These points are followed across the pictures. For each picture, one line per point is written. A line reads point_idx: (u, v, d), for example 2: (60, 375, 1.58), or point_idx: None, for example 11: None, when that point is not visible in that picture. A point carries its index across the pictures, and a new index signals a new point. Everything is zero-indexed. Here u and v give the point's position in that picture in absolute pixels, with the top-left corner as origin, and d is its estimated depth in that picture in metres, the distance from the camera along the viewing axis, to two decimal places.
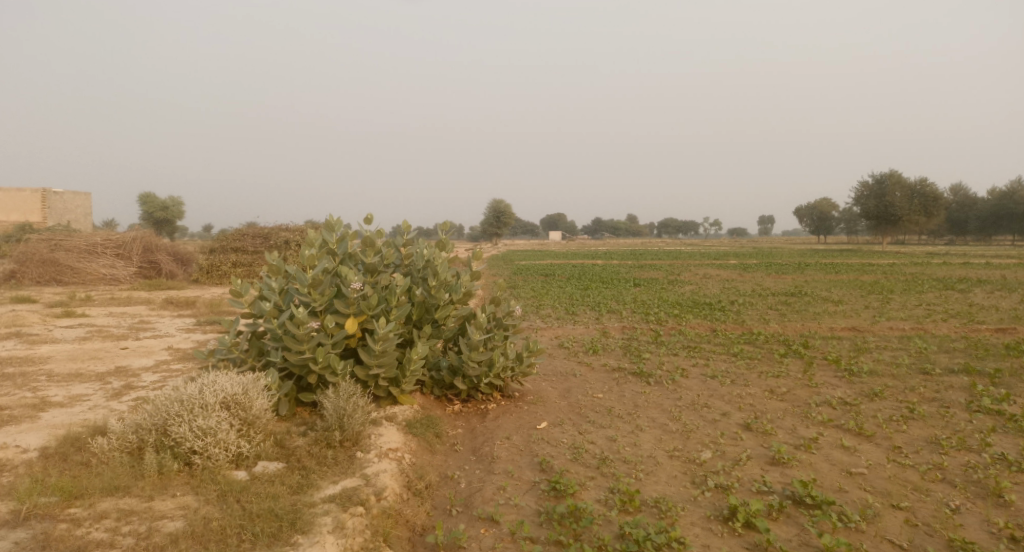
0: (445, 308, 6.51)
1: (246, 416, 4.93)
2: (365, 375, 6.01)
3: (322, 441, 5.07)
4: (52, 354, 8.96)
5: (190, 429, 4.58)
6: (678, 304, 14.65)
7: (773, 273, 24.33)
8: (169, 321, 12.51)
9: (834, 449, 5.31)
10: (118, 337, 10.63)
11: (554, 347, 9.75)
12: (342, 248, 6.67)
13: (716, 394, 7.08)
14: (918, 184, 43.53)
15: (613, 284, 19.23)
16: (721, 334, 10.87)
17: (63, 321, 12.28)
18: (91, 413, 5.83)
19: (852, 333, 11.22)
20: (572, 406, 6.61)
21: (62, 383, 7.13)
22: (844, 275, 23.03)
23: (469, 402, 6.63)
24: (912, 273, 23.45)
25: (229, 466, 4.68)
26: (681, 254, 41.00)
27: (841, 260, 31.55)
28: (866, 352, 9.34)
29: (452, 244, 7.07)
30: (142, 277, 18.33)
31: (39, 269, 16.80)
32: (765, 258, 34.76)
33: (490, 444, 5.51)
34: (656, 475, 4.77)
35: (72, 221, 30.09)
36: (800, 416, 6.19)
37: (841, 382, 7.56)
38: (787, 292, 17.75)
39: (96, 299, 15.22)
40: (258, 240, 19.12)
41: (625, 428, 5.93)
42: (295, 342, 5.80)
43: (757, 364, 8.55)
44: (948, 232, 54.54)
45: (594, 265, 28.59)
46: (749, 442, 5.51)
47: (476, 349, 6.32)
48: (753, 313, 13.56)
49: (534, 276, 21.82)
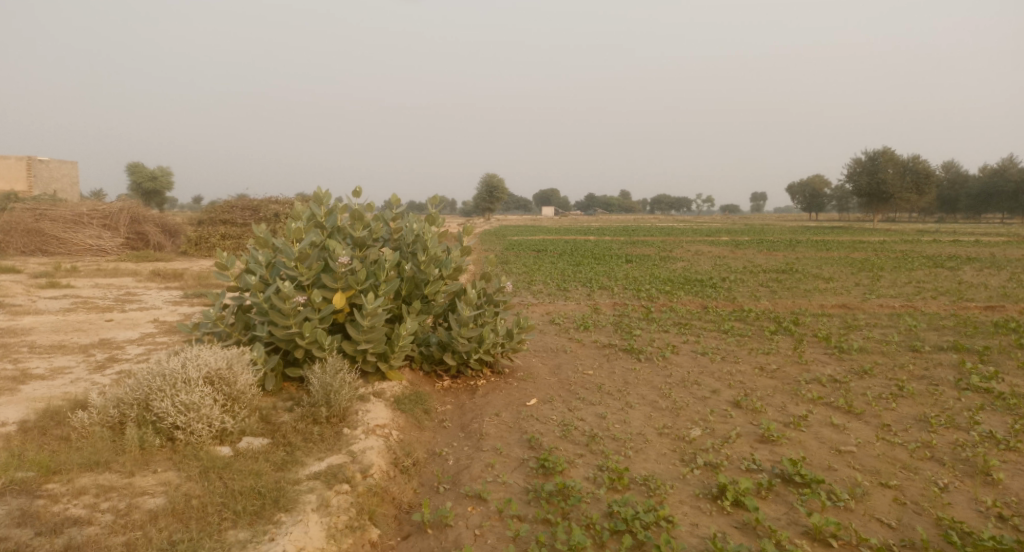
0: (435, 283, 6.42)
1: (230, 392, 4.85)
2: (353, 350, 5.93)
3: (308, 417, 5.01)
4: (36, 326, 8.84)
5: (173, 404, 4.51)
6: (669, 281, 14.61)
7: (764, 250, 24.33)
8: (156, 293, 12.37)
9: (824, 426, 5.29)
10: (103, 309, 10.51)
11: (544, 324, 9.70)
12: (331, 221, 6.55)
13: (706, 371, 7.06)
14: (910, 161, 43.49)
15: (605, 260, 19.17)
16: (711, 310, 10.85)
17: (48, 292, 12.13)
18: (73, 386, 5.75)
19: (842, 310, 11.24)
20: (562, 383, 6.57)
21: (45, 355, 7.03)
22: (835, 252, 23.03)
23: (458, 378, 6.58)
24: (902, 251, 23.48)
25: (213, 441, 4.61)
26: (673, 230, 40.92)
27: (833, 237, 31.53)
28: (856, 329, 9.34)
29: (442, 217, 6.96)
30: (129, 248, 18.11)
31: (23, 239, 16.59)
32: (756, 235, 34.76)
33: (480, 421, 5.47)
34: (645, 452, 4.74)
35: (58, 191, 29.65)
36: (790, 394, 6.17)
37: (831, 360, 7.55)
38: (778, 269, 17.75)
39: (82, 270, 15.04)
40: (247, 212, 18.92)
41: (615, 405, 5.90)
42: (281, 317, 5.71)
43: (748, 341, 8.53)
44: (939, 210, 54.65)
45: (587, 241, 28.55)
46: (739, 420, 5.49)
47: (466, 325, 6.24)
48: (744, 290, 13.54)
49: (525, 252, 21.73)
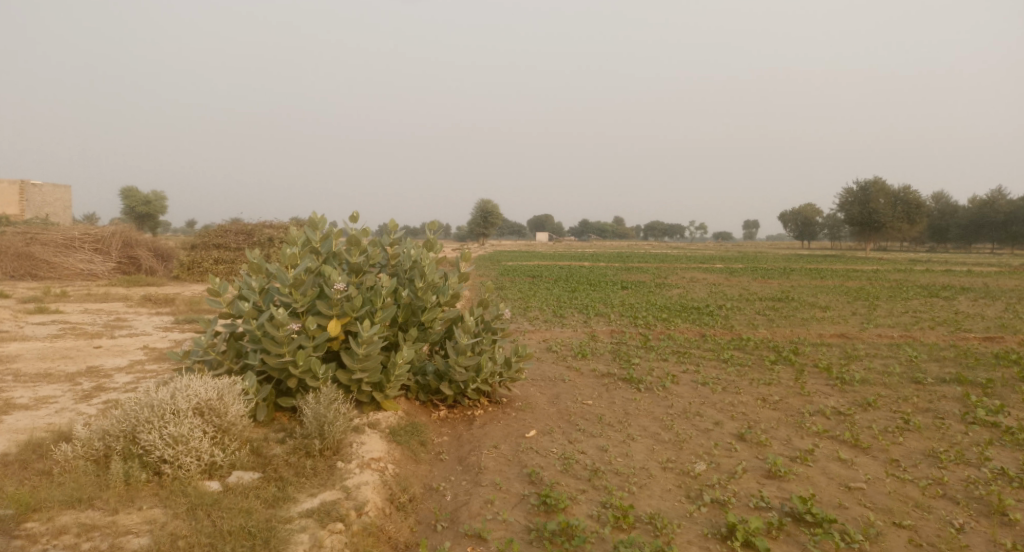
0: (432, 311, 6.29)
1: (220, 423, 4.69)
2: (348, 380, 5.77)
3: (301, 450, 4.84)
4: (22, 352, 8.64)
5: (161, 437, 4.35)
6: (666, 308, 14.52)
7: (759, 278, 24.30)
8: (146, 319, 12.18)
9: (831, 461, 5.16)
10: (92, 335, 10.31)
11: (541, 352, 9.55)
12: (327, 246, 6.43)
13: (708, 402, 6.93)
14: (901, 191, 43.89)
15: (601, 287, 19.08)
16: (710, 339, 10.74)
17: (36, 317, 11.91)
18: (58, 417, 5.57)
19: (841, 340, 11.15)
20: (561, 413, 6.43)
21: (30, 384, 6.84)
22: (830, 281, 23.05)
23: (455, 408, 6.42)
24: (896, 280, 23.52)
25: (201, 476, 4.44)
26: (666, 257, 40.98)
27: (826, 265, 31.60)
28: (856, 359, 9.24)
29: (440, 243, 6.85)
30: (120, 273, 17.89)
31: (13, 263, 16.38)
32: (751, 262, 34.80)
33: (477, 453, 5.31)
34: (650, 488, 4.59)
35: (50, 214, 29.42)
36: (795, 427, 6.05)
37: (834, 391, 7.44)
38: (774, 297, 17.68)
39: (72, 295, 14.82)
40: (240, 237, 18.78)
41: (617, 437, 5.75)
42: (274, 345, 5.57)
43: (748, 371, 8.41)
44: (930, 239, 55.04)
45: (581, 268, 28.48)
46: (744, 454, 5.35)
47: (464, 353, 6.10)
48: (742, 318, 13.45)
49: (520, 278, 21.63)
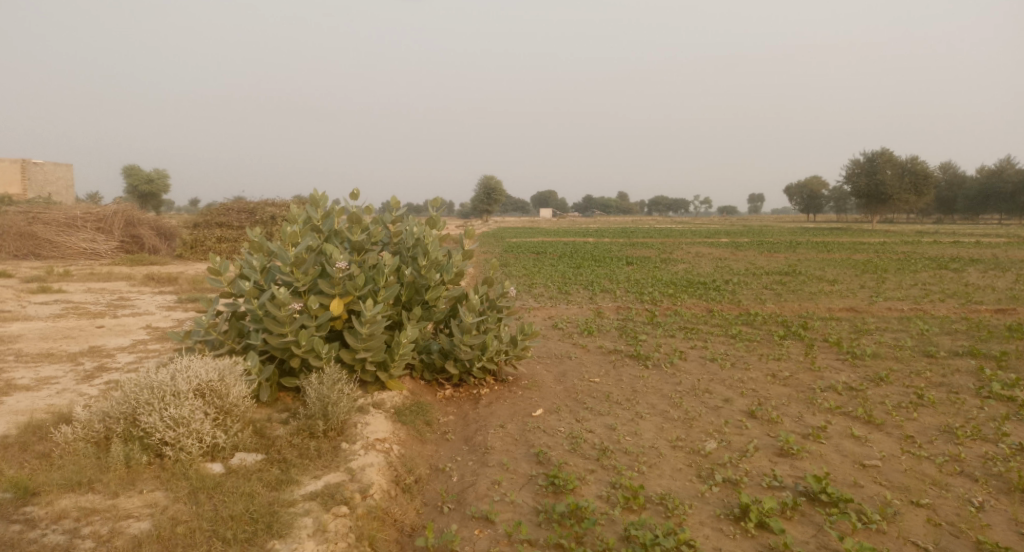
0: (436, 289, 6.18)
1: (222, 404, 4.60)
2: (352, 360, 5.68)
3: (305, 431, 4.76)
4: (24, 333, 8.57)
5: (161, 419, 4.27)
6: (672, 283, 14.39)
7: (765, 252, 24.13)
8: (149, 299, 12.10)
9: (844, 438, 5.06)
10: (95, 314, 10.25)
11: (547, 329, 9.45)
12: (328, 224, 6.31)
13: (717, 379, 6.83)
14: (909, 163, 43.43)
15: (606, 262, 18.94)
16: (717, 314, 10.61)
17: (38, 297, 11.85)
18: (59, 398, 5.50)
19: (850, 314, 11.01)
20: (568, 391, 6.34)
21: (31, 365, 6.77)
22: (837, 254, 22.86)
23: (461, 387, 6.34)
24: (903, 252, 23.32)
25: (203, 458, 4.36)
26: (671, 231, 40.70)
27: (832, 239, 31.39)
28: (867, 334, 9.12)
29: (443, 220, 6.71)
30: (123, 252, 17.82)
31: (16, 243, 16.30)
32: (756, 236, 34.49)
33: (484, 433, 5.22)
34: (660, 467, 4.51)
35: (53, 194, 29.32)
36: (806, 403, 5.95)
37: (845, 366, 7.32)
38: (781, 271, 17.50)
39: (75, 275, 14.76)
40: (243, 215, 18.67)
41: (625, 415, 5.66)
42: (276, 325, 5.47)
43: (757, 346, 8.30)
44: (937, 210, 54.56)
45: (586, 243, 28.32)
46: (756, 431, 5.26)
47: (469, 332, 5.99)
48: (749, 293, 13.32)
49: (524, 254, 21.52)
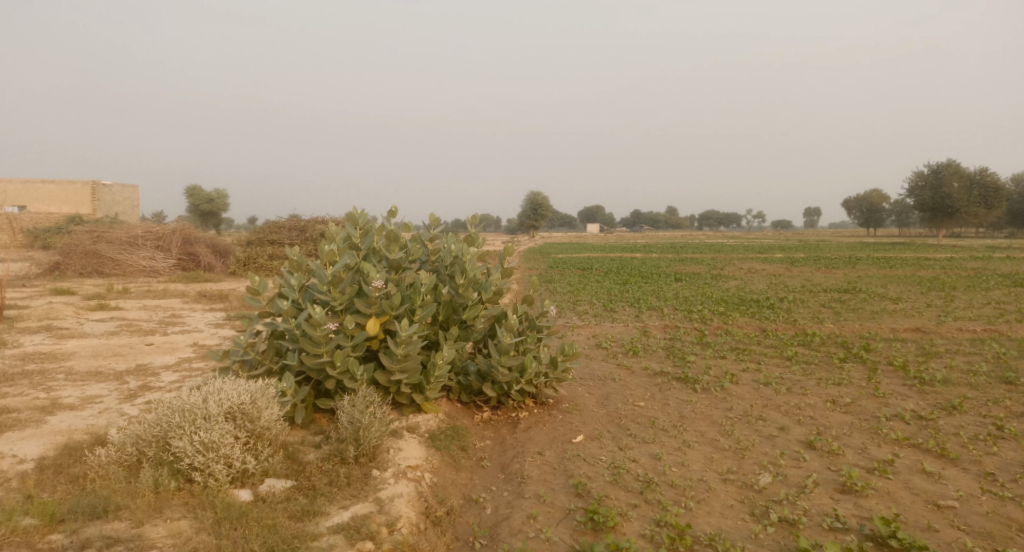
0: (474, 308, 5.99)
1: (253, 428, 4.50)
2: (387, 381, 5.54)
3: (336, 457, 4.62)
4: (77, 350, 8.76)
5: (190, 444, 4.18)
6: (723, 301, 13.90)
7: (823, 268, 23.22)
8: (199, 316, 12.31)
9: (914, 474, 4.64)
10: (146, 331, 10.44)
11: (591, 348, 9.16)
12: (366, 242, 6.20)
13: (771, 404, 6.42)
14: (977, 174, 41.47)
15: (654, 278, 18.52)
16: (771, 334, 10.12)
17: (96, 314, 12.18)
18: (100, 418, 5.51)
19: (916, 335, 10.36)
20: (611, 416, 6.06)
21: (79, 383, 6.86)
22: (900, 271, 21.82)
23: (499, 410, 6.12)
24: (973, 268, 22.10)
25: (232, 485, 4.26)
26: (722, 246, 39.74)
27: (895, 254, 30.06)
28: (936, 357, 8.53)
29: (482, 237, 6.53)
30: (180, 269, 18.30)
31: (81, 261, 17.01)
32: (813, 251, 33.36)
33: (521, 460, 4.99)
34: (709, 503, 4.20)
35: (119, 213, 30.56)
36: (870, 433, 5.52)
37: (912, 393, 6.81)
38: (840, 288, 16.75)
39: (133, 292, 15.20)
40: (294, 232, 18.99)
41: (672, 443, 5.34)
42: (311, 345, 5.37)
43: (815, 370, 7.84)
44: (1009, 224, 51.88)
45: (635, 259, 27.81)
46: (814, 464, 4.88)
47: (507, 353, 5.78)
48: (805, 312, 12.72)
49: (570, 270, 21.23)
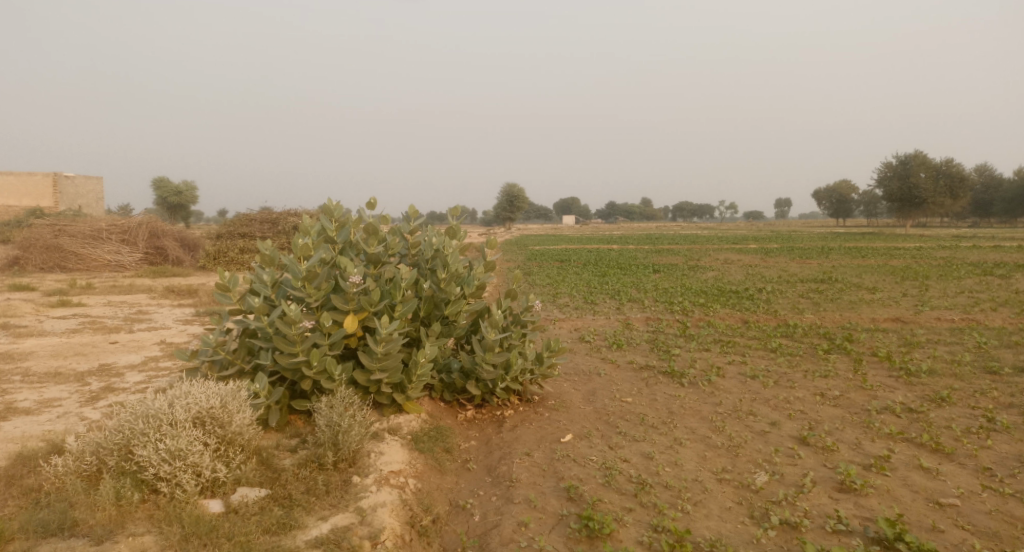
0: (456, 303, 5.75)
1: (223, 434, 4.23)
2: (366, 381, 5.28)
3: (313, 462, 4.37)
4: (35, 350, 8.32)
5: (155, 453, 3.89)
6: (703, 292, 13.83)
7: (797, 258, 23.34)
8: (167, 312, 11.87)
9: (912, 470, 4.53)
10: (110, 329, 10.00)
11: (573, 342, 8.97)
12: (343, 235, 5.93)
13: (760, 399, 6.29)
14: (944, 165, 42.19)
15: (632, 270, 18.41)
16: (753, 326, 10.02)
17: (57, 311, 11.67)
18: (58, 423, 5.17)
19: (896, 325, 10.36)
20: (599, 413, 5.88)
21: (36, 385, 6.48)
22: (873, 260, 22.03)
23: (483, 408, 5.90)
24: (943, 258, 22.36)
25: (200, 495, 3.98)
26: (697, 237, 39.83)
27: (866, 244, 30.44)
28: (918, 347, 8.50)
29: (464, 229, 6.29)
30: (147, 263, 17.72)
31: (42, 255, 16.29)
32: (786, 241, 33.62)
33: (509, 462, 4.78)
34: (706, 506, 4.08)
35: (83, 206, 29.60)
36: (863, 428, 5.41)
37: (899, 385, 6.73)
38: (816, 278, 16.80)
39: (98, 287, 14.65)
40: (265, 225, 18.55)
41: (663, 441, 5.17)
42: (286, 344, 5.09)
43: (801, 362, 7.74)
44: (973, 213, 52.98)
45: (612, 250, 27.72)
46: (810, 461, 4.75)
47: (491, 350, 5.56)
48: (785, 302, 12.69)
49: (547, 262, 21.04)
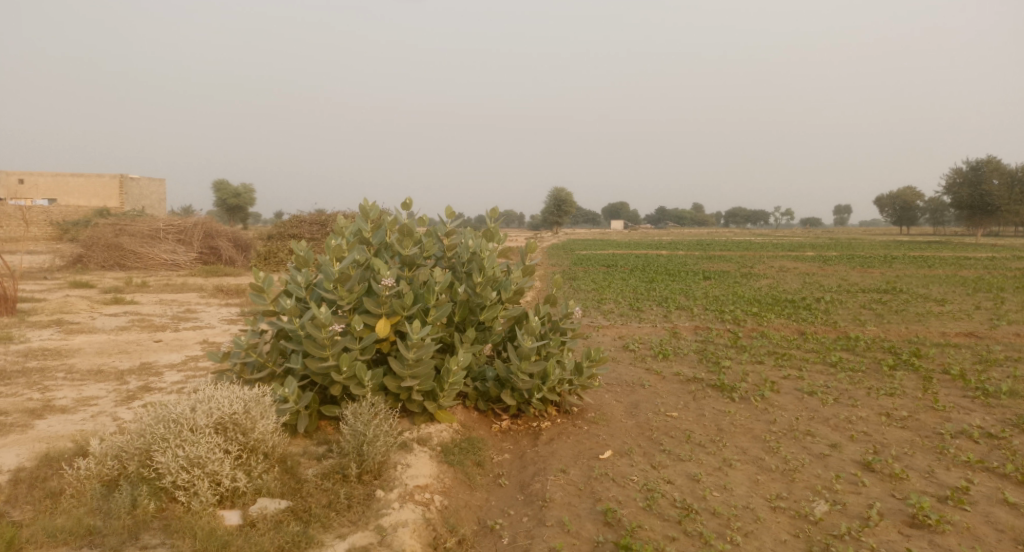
0: (492, 309, 5.49)
1: (245, 441, 4.05)
2: (397, 388, 5.06)
3: (337, 473, 4.16)
4: (82, 346, 8.42)
5: (174, 460, 3.74)
6: (757, 301, 13.24)
7: (857, 266, 22.32)
8: (214, 311, 11.96)
9: (996, 506, 4.06)
10: (156, 327, 10.10)
11: (617, 351, 8.61)
12: (378, 237, 5.75)
13: (818, 418, 5.82)
14: (1018, 172, 40.01)
15: (682, 276, 17.85)
16: (811, 338, 9.45)
17: (110, 309, 11.91)
18: (90, 423, 5.14)
19: (970, 340, 9.63)
20: (641, 428, 5.52)
21: (77, 383, 6.49)
22: (940, 270, 20.86)
23: (519, 419, 5.61)
24: (1019, 269, 21.01)
25: (218, 505, 3.80)
26: (751, 243, 38.65)
27: (933, 253, 28.97)
28: (996, 365, 7.82)
29: (503, 232, 6.02)
30: (201, 263, 18.06)
31: (104, 254, 16.84)
32: (846, 249, 32.27)
33: (543, 479, 4.48)
34: (759, 539, 3.72)
35: (146, 207, 30.62)
36: (935, 454, 4.92)
37: (975, 407, 6.16)
38: (878, 288, 15.94)
39: (152, 285, 14.97)
40: (315, 227, 18.69)
41: (712, 462, 4.79)
42: (315, 347, 4.90)
43: (863, 378, 7.20)
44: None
45: (662, 256, 27.03)
46: (876, 490, 4.31)
47: (528, 358, 5.27)
48: (845, 313, 12.02)
49: (594, 267, 20.63)
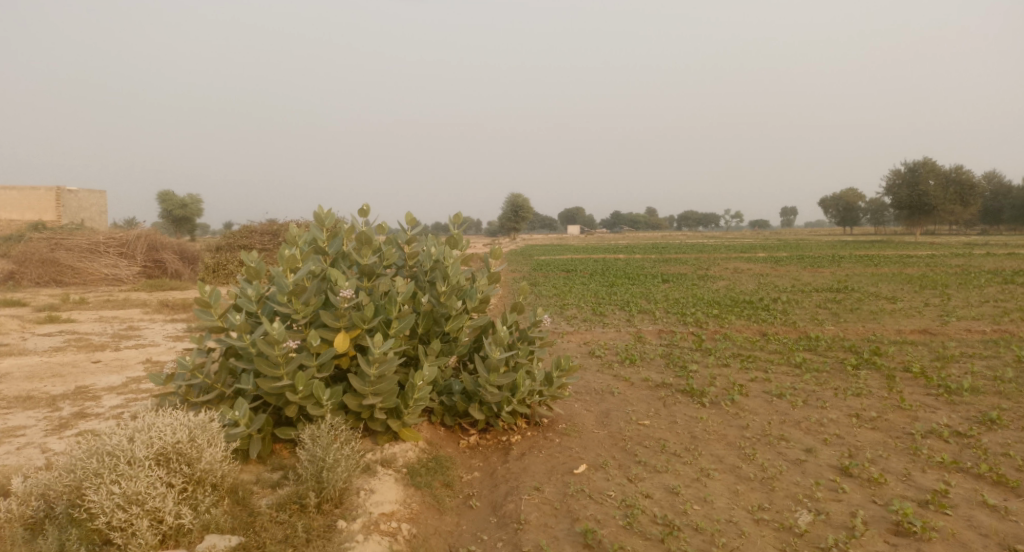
0: (457, 319, 5.24)
1: (190, 473, 3.69)
2: (358, 407, 4.75)
3: (294, 504, 3.85)
4: (12, 370, 7.81)
5: (108, 498, 3.36)
6: (717, 303, 13.26)
7: (808, 266, 22.77)
8: (158, 328, 11.34)
9: (977, 509, 3.99)
10: (95, 347, 9.48)
11: (583, 357, 8.43)
12: (335, 246, 5.44)
13: (790, 421, 5.73)
14: (953, 172, 41.69)
15: (641, 280, 17.86)
16: (773, 339, 9.45)
17: (44, 328, 11.19)
18: (15, 457, 4.68)
19: (924, 337, 9.78)
20: (614, 438, 5.33)
21: (4, 411, 5.96)
22: (886, 269, 21.45)
23: (488, 434, 5.36)
24: (959, 266, 21.75)
25: (160, 546, 3.44)
26: (704, 246, 39.20)
27: (877, 252, 29.82)
28: (954, 362, 7.92)
29: (466, 239, 5.78)
30: (145, 277, 17.25)
31: (38, 270, 15.84)
32: (796, 250, 32.96)
33: (516, 499, 4.23)
34: None
35: (85, 220, 29.23)
36: (910, 455, 4.86)
37: (940, 405, 6.17)
38: (830, 287, 16.23)
39: (92, 302, 14.17)
40: (265, 237, 18.08)
41: (689, 472, 4.63)
42: (268, 366, 4.55)
43: (829, 378, 7.18)
44: (981, 221, 52.44)
45: (619, 260, 27.09)
46: (857, 497, 4.20)
47: (496, 370, 5.03)
48: (802, 313, 12.13)
49: (553, 273, 20.52)
